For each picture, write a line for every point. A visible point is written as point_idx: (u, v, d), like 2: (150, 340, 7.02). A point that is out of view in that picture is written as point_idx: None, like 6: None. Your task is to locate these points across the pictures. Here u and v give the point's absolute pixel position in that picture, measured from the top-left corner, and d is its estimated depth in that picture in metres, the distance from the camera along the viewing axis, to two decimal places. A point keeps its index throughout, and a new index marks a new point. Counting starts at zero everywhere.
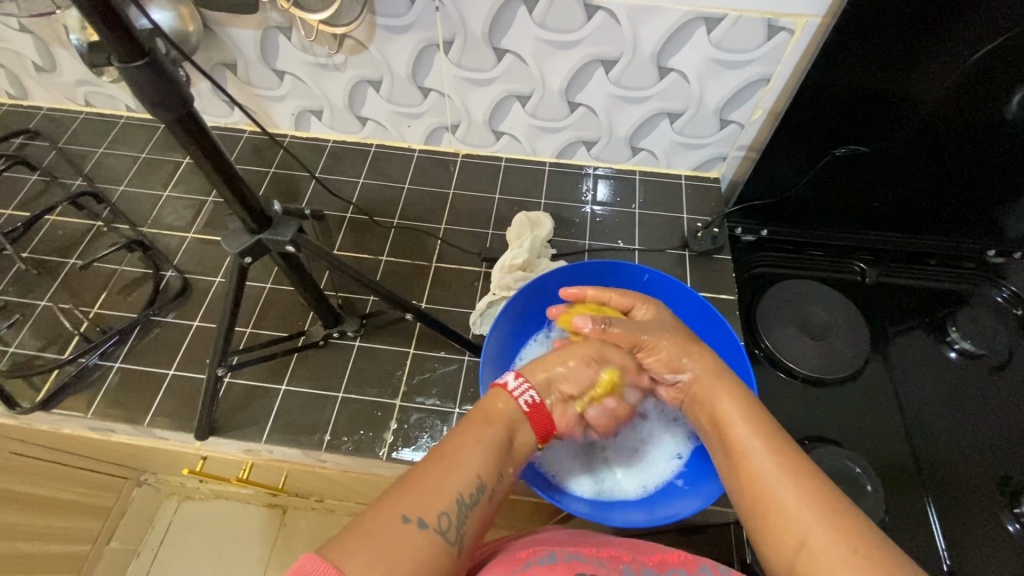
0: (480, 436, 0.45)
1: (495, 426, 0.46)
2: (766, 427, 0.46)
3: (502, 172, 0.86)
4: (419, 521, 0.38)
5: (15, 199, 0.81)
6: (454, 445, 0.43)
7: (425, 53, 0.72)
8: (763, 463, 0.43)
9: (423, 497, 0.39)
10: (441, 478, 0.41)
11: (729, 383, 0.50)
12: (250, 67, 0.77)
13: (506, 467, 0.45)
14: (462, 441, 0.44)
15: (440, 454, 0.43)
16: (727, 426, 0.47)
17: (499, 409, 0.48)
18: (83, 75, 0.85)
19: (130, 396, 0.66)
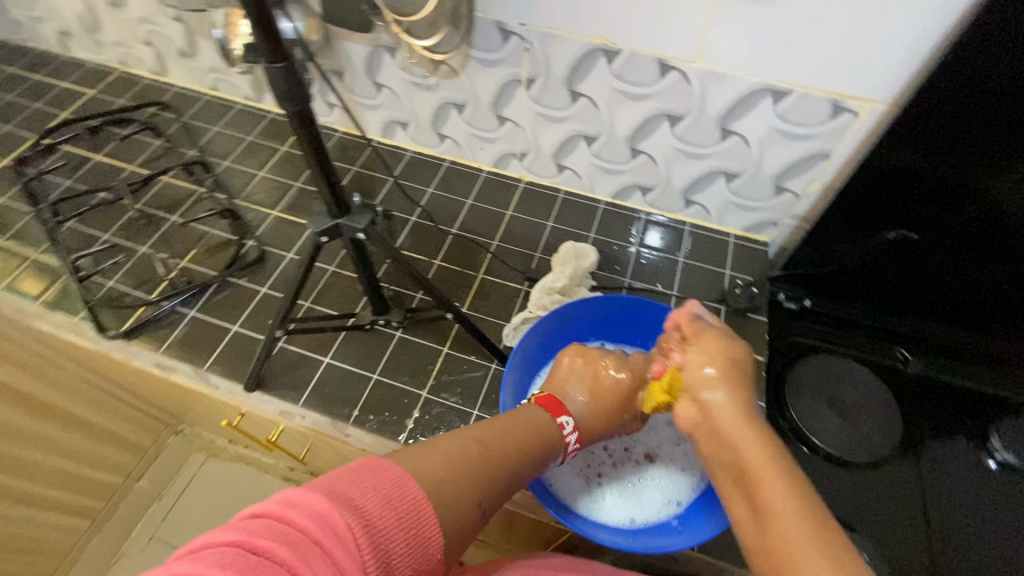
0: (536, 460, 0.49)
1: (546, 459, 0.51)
2: (785, 471, 0.44)
3: (559, 203, 0.91)
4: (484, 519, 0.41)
5: (138, 158, 0.94)
6: (524, 462, 0.47)
7: (508, 88, 0.80)
8: (781, 510, 0.41)
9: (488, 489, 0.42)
10: (506, 487, 0.45)
11: (755, 432, 0.48)
12: (355, 77, 0.88)
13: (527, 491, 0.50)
14: (522, 455, 0.48)
15: (503, 453, 0.46)
16: (753, 472, 0.45)
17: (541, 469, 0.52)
18: (215, 64, 0.97)
19: (195, 343, 0.75)
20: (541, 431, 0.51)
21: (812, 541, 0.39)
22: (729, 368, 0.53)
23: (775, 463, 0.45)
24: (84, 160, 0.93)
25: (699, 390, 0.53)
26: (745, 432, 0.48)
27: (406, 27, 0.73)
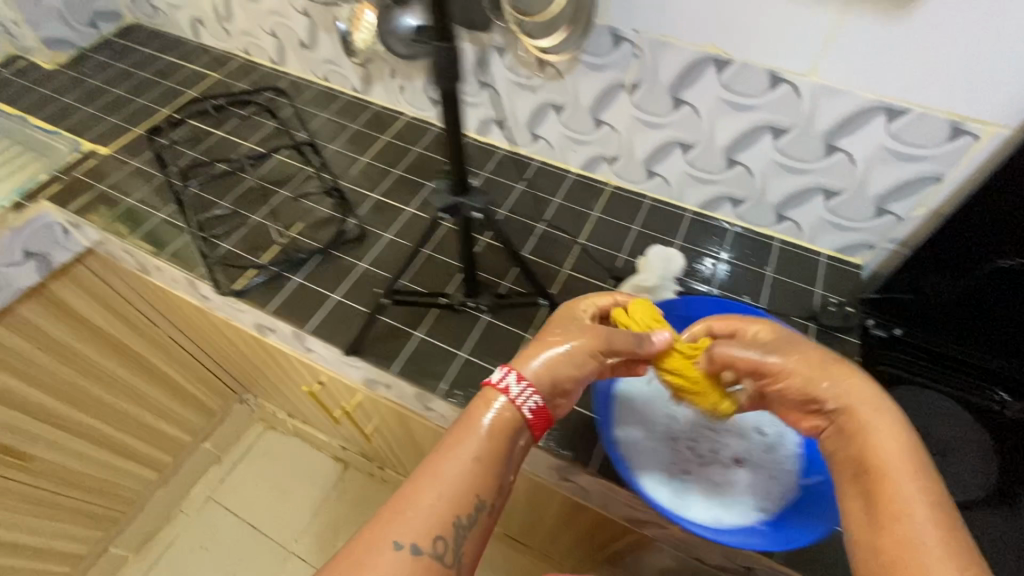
0: (487, 463, 0.49)
1: (505, 458, 0.50)
2: (927, 481, 0.44)
3: (645, 209, 0.92)
4: (413, 546, 0.45)
5: (254, 136, 1.02)
6: (449, 466, 0.48)
7: (610, 93, 0.82)
8: (917, 517, 0.42)
9: (416, 525, 0.46)
10: (450, 510, 0.47)
11: (895, 431, 0.47)
12: (461, 74, 0.92)
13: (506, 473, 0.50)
14: (463, 468, 0.48)
15: (431, 476, 0.48)
16: (885, 470, 0.45)
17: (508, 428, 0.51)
18: (331, 56, 1.05)
19: (298, 306, 0.80)
20: (466, 417, 0.51)
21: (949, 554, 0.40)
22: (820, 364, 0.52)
23: (924, 467, 0.45)
24: (208, 134, 1.02)
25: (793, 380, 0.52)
26: (882, 429, 0.48)
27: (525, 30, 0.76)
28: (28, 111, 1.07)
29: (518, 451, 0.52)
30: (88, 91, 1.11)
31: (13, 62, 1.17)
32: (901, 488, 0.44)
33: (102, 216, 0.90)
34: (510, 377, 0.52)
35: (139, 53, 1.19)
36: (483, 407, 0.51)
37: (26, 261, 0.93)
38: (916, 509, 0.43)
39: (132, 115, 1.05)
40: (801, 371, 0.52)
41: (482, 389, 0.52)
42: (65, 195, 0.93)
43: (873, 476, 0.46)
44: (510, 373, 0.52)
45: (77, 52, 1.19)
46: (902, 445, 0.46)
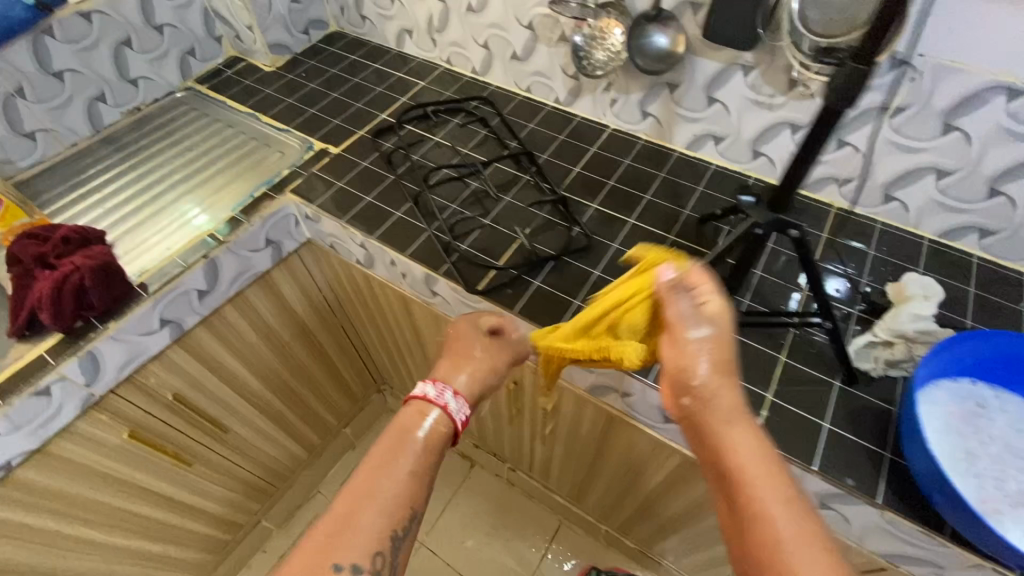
0: (413, 461, 0.61)
1: (436, 453, 0.64)
2: (787, 498, 0.49)
3: (877, 234, 0.90)
4: (342, 564, 0.54)
5: (469, 143, 1.07)
6: (385, 453, 0.61)
7: (867, 115, 0.81)
8: (778, 521, 0.47)
9: (359, 545, 0.55)
10: (364, 493, 0.58)
11: (747, 427, 0.53)
12: (689, 90, 0.94)
13: (428, 459, 0.63)
14: (403, 469, 0.60)
15: (379, 483, 0.59)
16: (733, 451, 0.52)
17: (437, 432, 0.65)
18: (542, 69, 1.08)
19: (543, 310, 0.82)
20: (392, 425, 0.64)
21: None
22: (722, 345, 0.56)
23: (760, 449, 0.51)
24: (426, 139, 1.07)
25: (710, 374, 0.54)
26: (736, 419, 0.53)
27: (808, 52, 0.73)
28: (257, 109, 1.17)
29: (444, 454, 0.65)
30: (306, 93, 1.20)
31: (236, 63, 1.28)
32: (764, 490, 0.49)
33: (343, 211, 0.97)
34: (444, 395, 0.67)
35: (346, 59, 1.28)
36: (413, 412, 0.66)
37: (266, 248, 1.01)
38: (752, 470, 0.50)
39: (352, 118, 1.13)
40: (716, 372, 0.55)
41: (413, 400, 0.67)
42: (305, 189, 1.00)
43: (739, 478, 0.50)
44: (441, 390, 0.68)
45: (291, 56, 1.28)
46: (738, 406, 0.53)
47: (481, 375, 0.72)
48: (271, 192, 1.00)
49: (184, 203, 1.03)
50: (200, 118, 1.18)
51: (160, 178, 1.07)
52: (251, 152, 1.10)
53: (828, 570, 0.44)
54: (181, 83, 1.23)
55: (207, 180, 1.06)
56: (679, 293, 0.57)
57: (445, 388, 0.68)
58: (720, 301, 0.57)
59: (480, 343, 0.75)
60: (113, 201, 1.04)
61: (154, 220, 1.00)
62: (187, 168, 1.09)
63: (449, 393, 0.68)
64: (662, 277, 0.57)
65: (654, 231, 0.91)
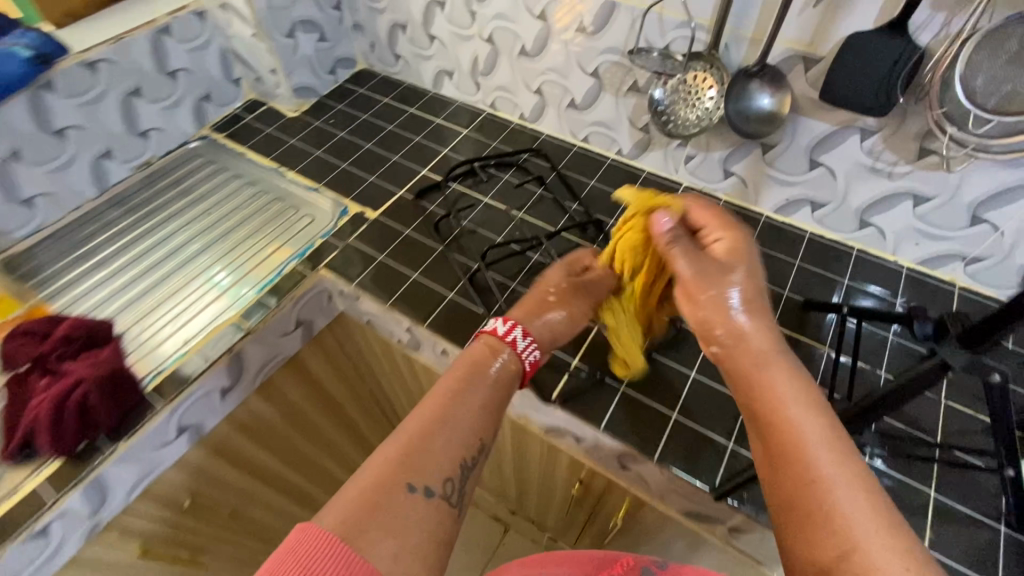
0: (484, 397, 0.56)
1: (508, 384, 0.59)
2: (832, 436, 0.46)
3: (1014, 322, 0.77)
4: (421, 491, 0.48)
5: (524, 205, 0.94)
6: (450, 382, 0.56)
7: (1015, 191, 0.68)
8: (819, 453, 0.45)
9: (433, 468, 0.49)
10: (432, 424, 0.52)
11: (784, 368, 0.51)
12: (787, 151, 0.81)
13: (498, 397, 0.57)
14: (474, 402, 0.55)
15: (451, 413, 0.53)
16: (771, 390, 0.49)
17: (507, 374, 0.59)
18: (605, 119, 0.96)
19: (636, 424, 0.68)
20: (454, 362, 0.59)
21: (881, 524, 0.41)
22: (750, 283, 0.57)
23: (793, 389, 0.49)
24: (476, 201, 0.95)
25: (736, 301, 0.56)
26: (774, 361, 0.51)
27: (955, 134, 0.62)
28: (282, 163, 1.04)
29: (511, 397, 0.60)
30: (335, 143, 1.08)
31: (256, 107, 1.16)
32: (799, 423, 0.47)
33: (386, 291, 0.84)
34: (515, 332, 0.62)
35: (377, 102, 1.15)
36: (483, 348, 0.61)
37: (296, 330, 0.88)
38: (791, 407, 0.48)
39: (390, 175, 1.01)
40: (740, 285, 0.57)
41: (483, 338, 0.62)
42: (341, 263, 0.88)
43: (772, 409, 0.48)
44: (516, 331, 0.62)
45: (316, 99, 1.16)
46: (788, 374, 0.50)
47: (566, 321, 0.67)
48: (304, 267, 0.88)
49: (203, 281, 0.90)
50: (218, 174, 1.06)
51: (174, 249, 0.94)
52: (278, 217, 0.98)
53: (871, 511, 0.42)
54: (196, 131, 1.11)
55: (229, 251, 0.94)
56: (676, 238, 0.61)
57: (529, 333, 0.63)
58: (731, 238, 0.61)
59: (565, 284, 0.69)
60: (119, 280, 0.90)
61: (169, 303, 0.87)
62: (206, 235, 0.96)
63: (537, 353, 0.62)
64: (659, 225, 0.62)
65: None
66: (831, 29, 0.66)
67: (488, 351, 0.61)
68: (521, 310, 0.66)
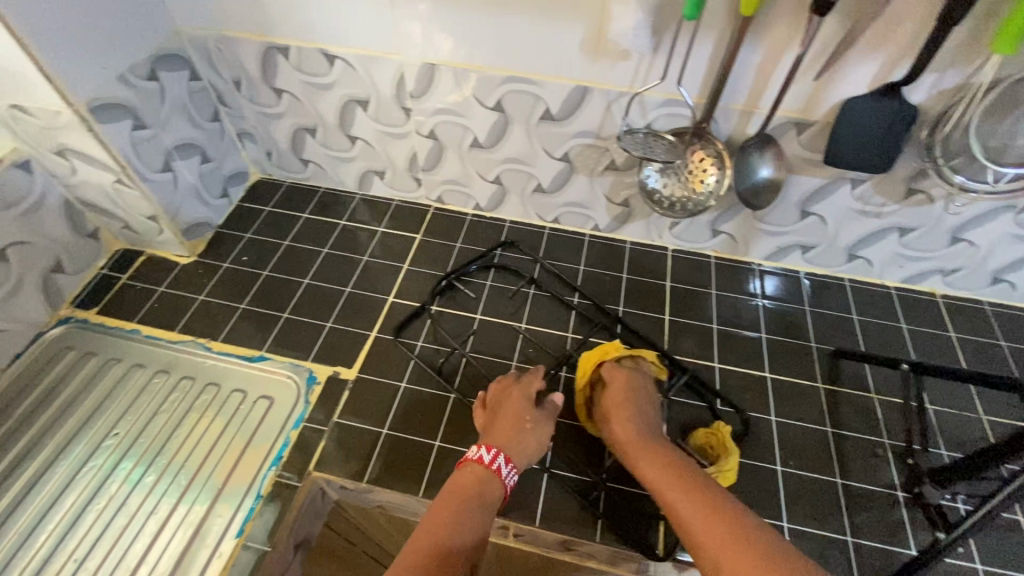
0: (475, 518, 0.55)
1: (494, 508, 0.57)
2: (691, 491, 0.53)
3: (992, 318, 0.85)
4: None
5: (523, 313, 0.83)
6: (445, 504, 0.56)
7: (992, 214, 0.73)
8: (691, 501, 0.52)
9: None
10: (433, 550, 0.51)
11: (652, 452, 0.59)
12: (777, 207, 0.80)
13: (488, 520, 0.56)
14: (463, 524, 0.53)
15: (446, 534, 0.52)
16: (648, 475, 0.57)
17: (490, 493, 0.58)
18: (578, 199, 0.88)
19: None
20: (450, 486, 0.58)
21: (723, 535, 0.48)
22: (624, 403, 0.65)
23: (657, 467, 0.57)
24: (468, 322, 0.82)
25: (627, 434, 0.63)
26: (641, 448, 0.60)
27: (960, 183, 0.64)
28: (198, 332, 0.81)
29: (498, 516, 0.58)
30: (261, 287, 0.86)
31: (130, 261, 0.89)
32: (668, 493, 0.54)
33: (411, 475, 0.68)
34: (499, 460, 0.59)
35: (294, 220, 0.95)
36: (470, 476, 0.58)
37: (295, 557, 0.68)
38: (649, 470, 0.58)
39: (351, 313, 0.83)
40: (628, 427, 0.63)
41: (468, 465, 0.59)
42: (336, 454, 0.69)
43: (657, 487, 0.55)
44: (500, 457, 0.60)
45: (213, 232, 0.93)
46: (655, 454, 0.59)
47: (543, 443, 0.64)
48: (290, 479, 0.67)
49: (142, 544, 0.64)
50: (106, 367, 0.78)
51: (81, 505, 0.67)
52: (220, 412, 0.74)
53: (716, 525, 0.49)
54: (51, 314, 0.82)
55: (166, 484, 0.68)
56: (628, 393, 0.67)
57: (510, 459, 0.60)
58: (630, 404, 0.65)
59: (537, 409, 0.66)
60: None
61: None
62: (123, 465, 0.70)
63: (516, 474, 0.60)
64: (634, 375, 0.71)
65: (799, 381, 0.77)
66: (824, 95, 0.66)
67: (473, 473, 0.58)
68: (500, 430, 0.62)
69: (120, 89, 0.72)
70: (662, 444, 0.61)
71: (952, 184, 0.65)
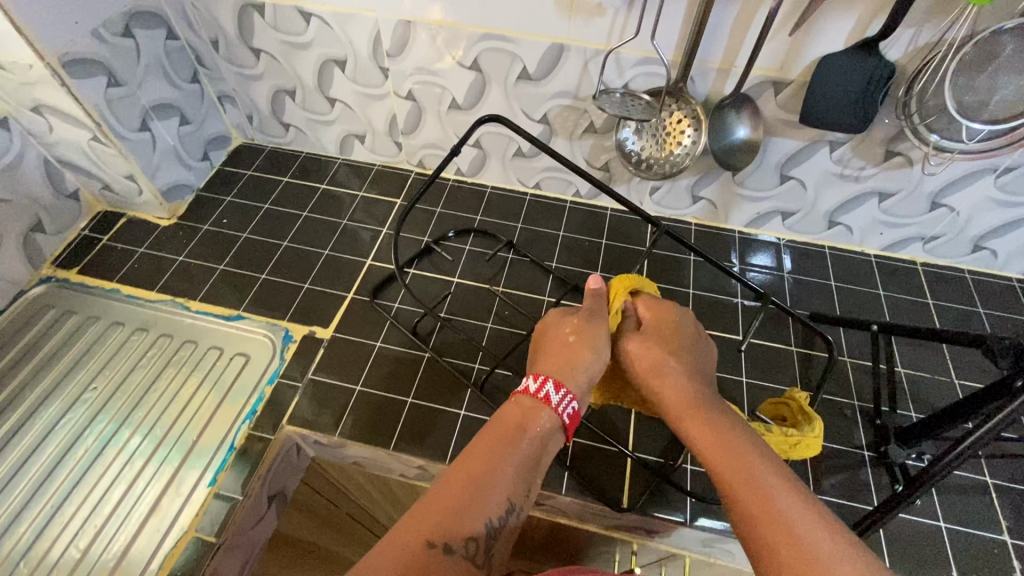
0: (519, 452, 0.47)
1: (545, 440, 0.49)
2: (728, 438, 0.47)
3: (971, 285, 0.84)
4: (445, 544, 0.40)
5: (500, 276, 0.83)
6: (491, 436, 0.48)
7: (971, 178, 0.72)
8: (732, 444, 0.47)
9: (474, 521, 0.42)
10: (472, 485, 0.44)
11: (677, 383, 0.54)
12: (756, 171, 0.80)
13: (538, 454, 0.48)
14: (509, 461, 0.46)
15: (484, 471, 0.45)
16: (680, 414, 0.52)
17: (539, 421, 0.49)
18: (558, 163, 0.87)
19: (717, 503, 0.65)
20: (495, 418, 0.50)
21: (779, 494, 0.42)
22: (655, 338, 0.58)
23: (694, 410, 0.51)
24: (445, 285, 0.82)
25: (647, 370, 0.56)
26: (674, 389, 0.54)
27: (935, 141, 0.66)
28: (177, 292, 0.82)
29: (551, 453, 0.50)
30: (240, 249, 0.86)
31: (111, 223, 0.90)
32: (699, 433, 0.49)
33: (381, 430, 0.68)
34: (547, 386, 0.51)
35: (275, 184, 0.95)
36: (516, 408, 0.50)
37: (269, 509, 0.69)
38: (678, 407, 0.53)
39: (328, 276, 0.83)
40: (646, 359, 0.56)
41: (515, 397, 0.51)
42: (309, 409, 0.70)
43: (688, 423, 0.51)
44: (547, 384, 0.51)
45: (194, 196, 0.93)
46: (692, 391, 0.53)
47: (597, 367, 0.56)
48: (263, 432, 0.68)
49: (119, 492, 0.66)
50: (87, 325, 0.79)
51: (60, 454, 0.68)
52: (197, 369, 0.74)
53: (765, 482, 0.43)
54: (33, 273, 0.83)
55: (142, 437, 0.69)
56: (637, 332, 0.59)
57: (564, 390, 0.51)
58: (650, 339, 0.58)
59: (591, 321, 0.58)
60: None
61: (85, 536, 0.63)
62: (103, 418, 0.71)
63: (574, 402, 0.51)
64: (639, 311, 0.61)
65: (772, 344, 0.78)
66: (800, 52, 0.65)
67: (520, 405, 0.50)
68: (554, 362, 0.55)
69: (93, 45, 0.72)
70: (691, 376, 0.55)
71: (928, 143, 0.66)
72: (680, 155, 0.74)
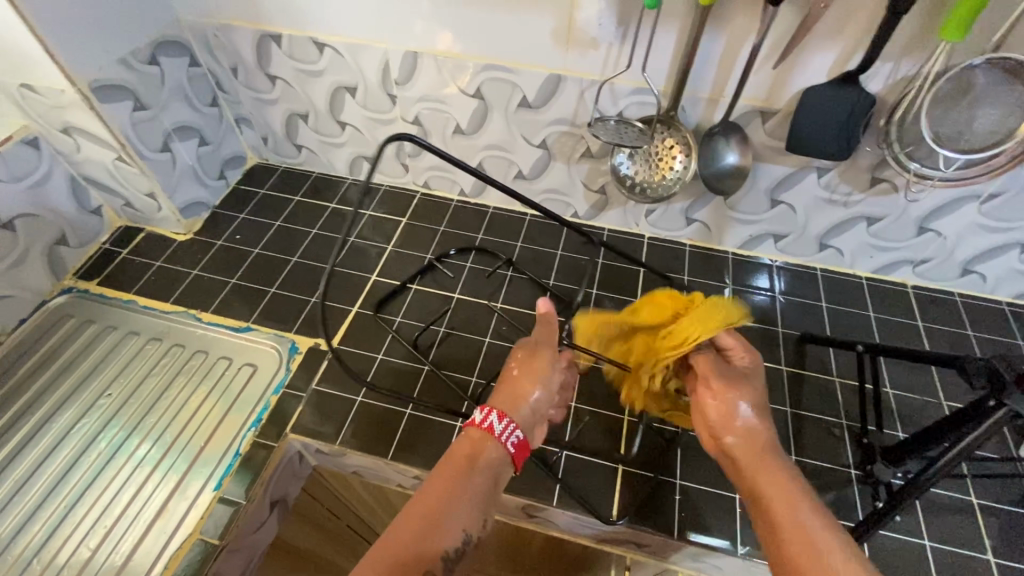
0: (470, 488, 0.48)
1: (495, 472, 0.50)
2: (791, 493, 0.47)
3: (961, 308, 0.86)
4: None
5: (499, 293, 0.86)
6: (441, 473, 0.49)
7: (956, 203, 0.74)
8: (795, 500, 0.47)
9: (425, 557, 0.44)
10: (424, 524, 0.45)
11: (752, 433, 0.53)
12: (747, 195, 0.83)
13: (490, 486, 0.49)
14: (458, 496, 0.47)
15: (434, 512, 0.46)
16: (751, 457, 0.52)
17: (486, 454, 0.50)
18: (557, 186, 0.91)
19: (704, 517, 0.66)
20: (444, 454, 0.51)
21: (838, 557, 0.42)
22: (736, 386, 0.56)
23: (765, 459, 0.51)
24: (445, 300, 0.85)
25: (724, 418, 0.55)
26: (748, 434, 0.54)
27: (916, 169, 0.68)
28: (190, 304, 0.85)
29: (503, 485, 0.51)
30: (252, 264, 0.90)
31: (130, 237, 0.94)
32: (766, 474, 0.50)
33: (381, 440, 0.71)
34: (492, 417, 0.51)
35: (287, 202, 0.99)
36: (465, 444, 0.51)
37: (271, 514, 0.72)
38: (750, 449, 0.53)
39: (334, 290, 0.87)
40: (718, 408, 0.55)
41: (464, 430, 0.52)
42: (311, 418, 0.73)
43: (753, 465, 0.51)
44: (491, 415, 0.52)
45: (209, 213, 0.97)
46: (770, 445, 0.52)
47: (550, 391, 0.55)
48: (267, 439, 0.71)
49: (128, 494, 0.69)
50: (104, 334, 0.83)
51: (74, 456, 0.72)
52: (206, 378, 0.78)
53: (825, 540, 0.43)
54: (55, 284, 0.87)
55: (153, 441, 0.72)
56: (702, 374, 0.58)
57: (508, 419, 0.52)
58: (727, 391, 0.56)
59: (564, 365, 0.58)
60: (5, 523, 0.67)
61: (93, 537, 0.66)
62: (115, 424, 0.74)
63: (518, 431, 0.51)
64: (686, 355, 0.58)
65: (762, 363, 0.80)
66: (785, 84, 0.68)
67: (467, 440, 0.51)
68: (503, 389, 0.55)
69: (121, 71, 0.77)
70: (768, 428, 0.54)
71: (909, 171, 0.69)
72: (673, 179, 0.77)
